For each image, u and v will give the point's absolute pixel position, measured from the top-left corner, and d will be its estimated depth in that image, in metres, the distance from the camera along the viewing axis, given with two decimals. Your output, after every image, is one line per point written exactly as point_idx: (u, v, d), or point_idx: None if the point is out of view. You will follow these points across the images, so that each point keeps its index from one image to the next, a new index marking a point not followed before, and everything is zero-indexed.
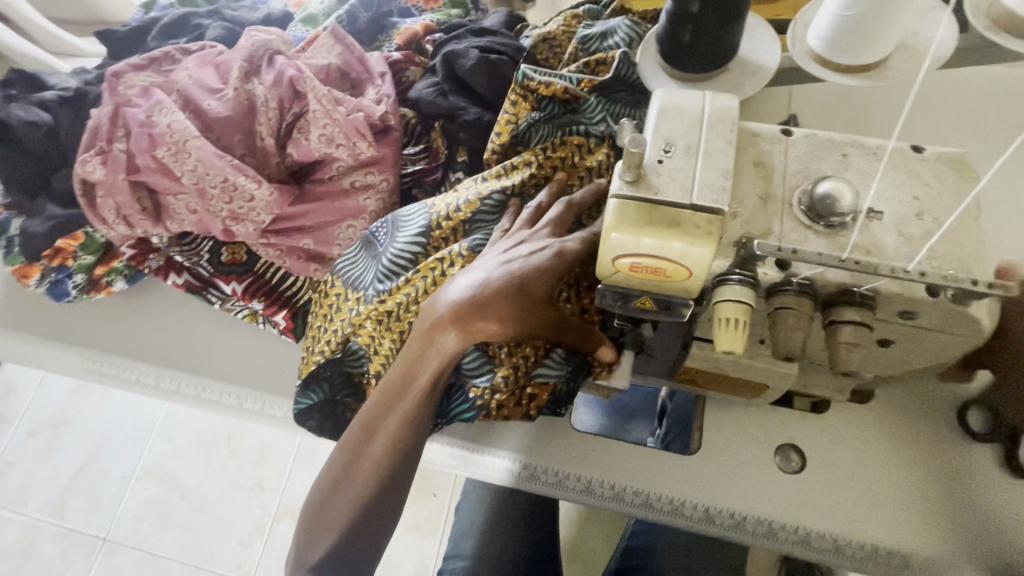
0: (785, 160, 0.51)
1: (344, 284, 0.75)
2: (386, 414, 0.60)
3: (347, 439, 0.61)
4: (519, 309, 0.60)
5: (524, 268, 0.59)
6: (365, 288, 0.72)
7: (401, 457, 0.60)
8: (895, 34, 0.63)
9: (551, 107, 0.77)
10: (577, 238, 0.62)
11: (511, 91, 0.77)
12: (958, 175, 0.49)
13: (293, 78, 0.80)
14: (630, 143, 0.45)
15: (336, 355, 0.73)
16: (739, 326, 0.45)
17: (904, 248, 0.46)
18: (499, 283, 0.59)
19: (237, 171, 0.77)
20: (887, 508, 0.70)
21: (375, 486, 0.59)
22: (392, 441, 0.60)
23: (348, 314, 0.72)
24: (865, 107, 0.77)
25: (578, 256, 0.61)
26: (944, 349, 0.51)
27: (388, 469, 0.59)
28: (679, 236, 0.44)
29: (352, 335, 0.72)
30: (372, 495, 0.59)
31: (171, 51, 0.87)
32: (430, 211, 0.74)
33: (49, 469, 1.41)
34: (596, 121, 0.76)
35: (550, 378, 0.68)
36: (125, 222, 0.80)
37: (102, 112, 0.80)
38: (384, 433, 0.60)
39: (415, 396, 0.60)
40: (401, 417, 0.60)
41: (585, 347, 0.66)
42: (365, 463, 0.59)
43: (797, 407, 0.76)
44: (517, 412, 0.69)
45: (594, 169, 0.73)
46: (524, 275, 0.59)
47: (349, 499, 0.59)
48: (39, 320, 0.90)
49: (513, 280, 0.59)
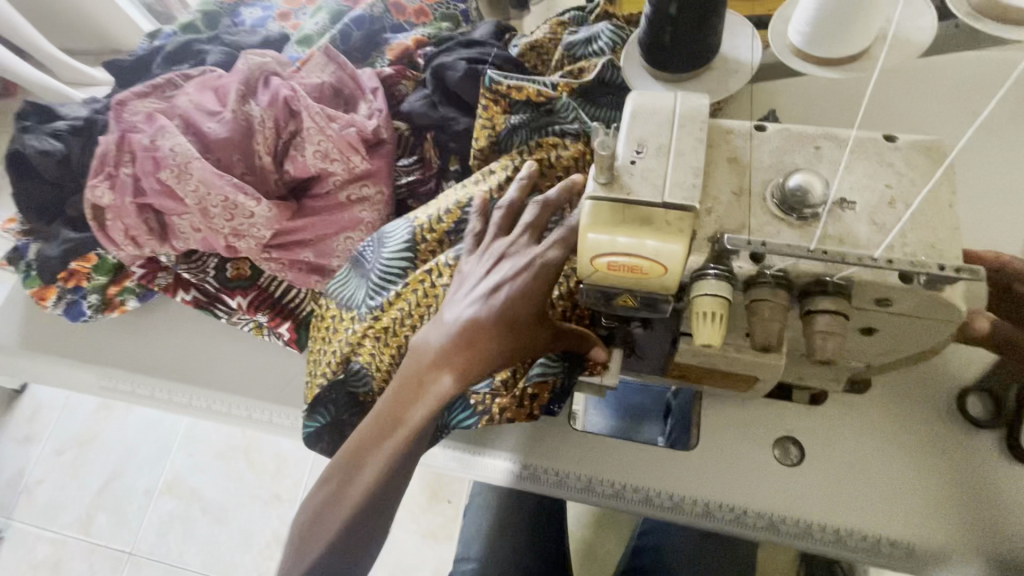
0: (759, 154, 0.51)
1: (338, 305, 0.78)
2: (376, 446, 0.59)
3: (336, 464, 0.60)
4: (510, 340, 0.60)
5: (509, 295, 0.60)
6: (359, 305, 0.75)
7: (390, 483, 0.58)
8: (870, 26, 0.64)
9: (524, 109, 0.79)
10: (555, 242, 0.61)
11: (482, 96, 0.79)
12: (931, 161, 0.49)
13: (287, 98, 0.83)
14: (601, 147, 0.46)
15: (339, 374, 0.75)
16: (716, 319, 0.47)
17: (877, 236, 0.47)
18: (487, 315, 0.59)
19: (236, 190, 0.80)
20: (890, 498, 0.70)
21: (359, 518, 0.57)
22: (380, 471, 0.58)
23: (345, 333, 0.75)
24: (851, 99, 0.77)
25: (560, 264, 0.61)
26: (928, 335, 0.51)
27: (375, 499, 0.58)
28: (652, 234, 0.46)
29: (353, 353, 0.74)
30: (354, 525, 0.57)
31: (172, 78, 0.91)
32: (413, 225, 0.75)
33: (75, 486, 1.46)
34: (571, 120, 0.77)
35: (547, 376, 0.69)
36: (133, 242, 0.84)
37: (109, 139, 0.83)
38: (371, 463, 0.59)
39: (406, 431, 0.59)
40: (391, 449, 0.59)
41: (579, 347, 0.66)
42: (351, 493, 0.58)
43: (797, 400, 0.75)
44: (523, 415, 0.69)
45: (571, 167, 0.76)
46: (511, 302, 0.60)
47: (331, 531, 0.57)
48: (59, 341, 0.94)
49: (499, 310, 0.60)
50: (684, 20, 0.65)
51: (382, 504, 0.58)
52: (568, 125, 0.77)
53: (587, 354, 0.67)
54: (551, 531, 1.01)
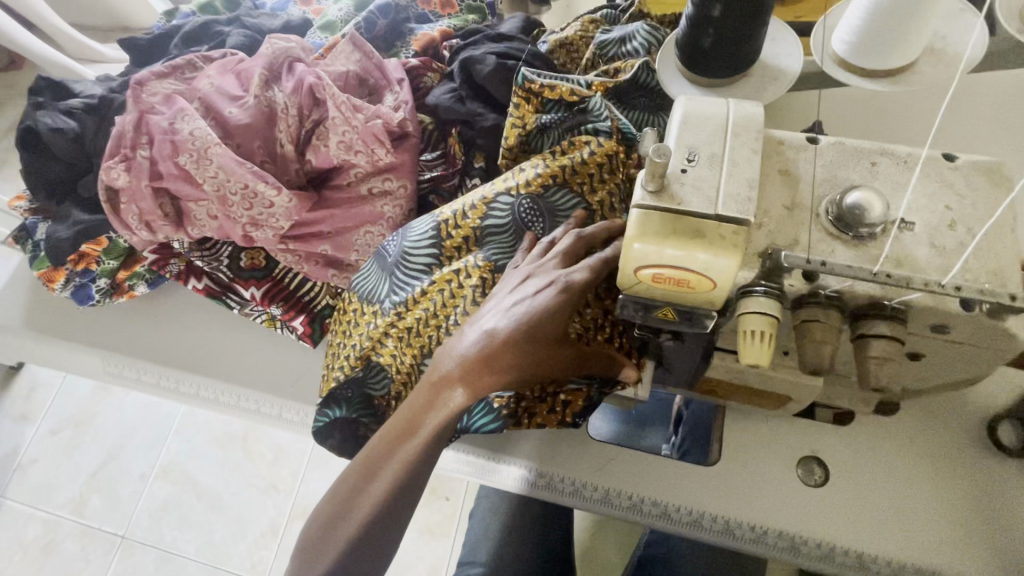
0: (812, 168, 0.49)
1: (360, 299, 0.75)
2: (386, 458, 0.55)
3: (345, 478, 0.56)
4: (532, 356, 0.57)
5: (531, 313, 0.57)
6: (381, 300, 0.72)
7: (398, 505, 0.54)
8: (919, 36, 0.62)
9: (554, 108, 0.77)
10: (585, 268, 0.59)
11: (513, 94, 0.77)
12: (994, 184, 0.47)
13: (312, 86, 0.80)
14: (655, 153, 0.44)
15: (356, 372, 0.72)
16: (764, 339, 0.45)
17: (936, 259, 0.45)
18: (506, 333, 0.56)
19: (257, 178, 0.77)
20: (913, 522, 0.68)
21: (367, 536, 0.53)
22: (391, 490, 0.54)
23: (366, 328, 0.72)
24: (893, 113, 0.75)
25: (586, 286, 0.59)
26: (977, 363, 0.49)
27: (385, 513, 0.53)
28: (704, 248, 0.44)
29: (373, 350, 0.72)
30: (361, 540, 0.53)
31: (192, 59, 0.88)
32: (438, 220, 0.73)
33: (69, 467, 1.44)
34: (604, 117, 0.74)
35: (582, 384, 0.69)
36: (147, 227, 0.82)
37: (127, 120, 0.81)
38: (383, 479, 0.54)
39: (416, 447, 0.55)
40: (401, 465, 0.54)
41: (608, 370, 0.63)
42: (360, 509, 0.53)
43: (820, 419, 0.72)
44: (554, 420, 0.70)
45: (607, 164, 0.72)
46: (534, 320, 0.57)
47: (337, 548, 0.52)
48: (63, 323, 0.92)
49: (521, 327, 0.56)
50: (730, 25, 0.63)
51: (390, 519, 0.54)
52: (601, 123, 0.74)
53: (616, 377, 0.64)
54: (557, 537, 0.98)
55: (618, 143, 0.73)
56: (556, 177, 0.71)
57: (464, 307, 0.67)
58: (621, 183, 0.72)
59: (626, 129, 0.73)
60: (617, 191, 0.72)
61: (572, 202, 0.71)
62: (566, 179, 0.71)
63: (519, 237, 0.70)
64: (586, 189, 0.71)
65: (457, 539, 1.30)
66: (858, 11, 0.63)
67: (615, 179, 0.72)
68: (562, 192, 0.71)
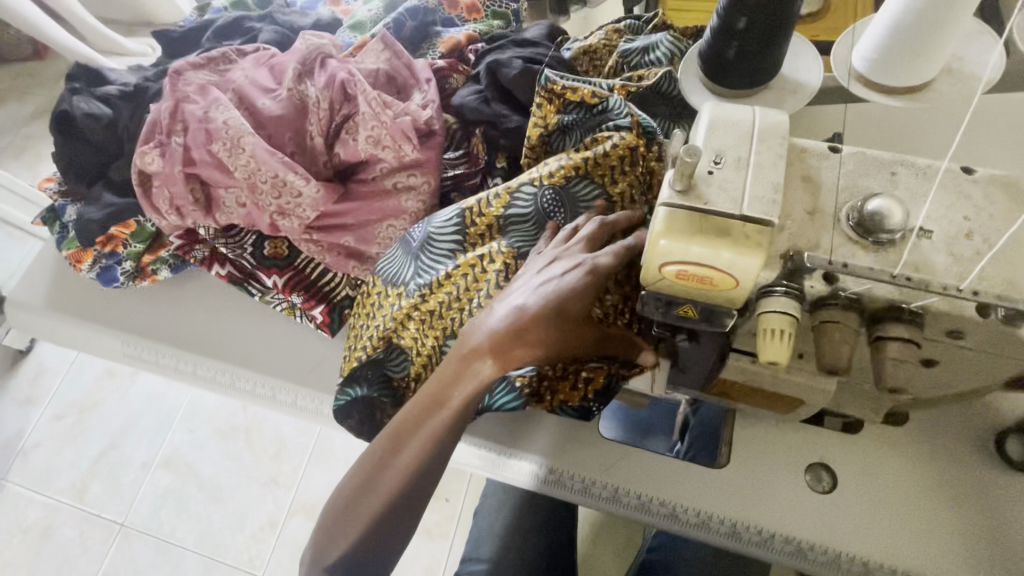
0: (835, 176, 0.51)
1: (383, 283, 0.76)
2: (415, 429, 0.57)
3: (374, 448, 0.58)
4: (559, 333, 0.59)
5: (559, 291, 0.59)
6: (405, 283, 0.74)
7: (427, 474, 0.56)
8: (940, 55, 0.64)
9: (576, 111, 0.78)
10: (611, 252, 0.60)
11: (535, 94, 0.79)
12: (1011, 198, 0.49)
13: (344, 81, 0.83)
14: (684, 153, 0.46)
15: (378, 354, 0.74)
16: (784, 337, 0.46)
17: (954, 267, 0.46)
18: (535, 309, 0.58)
19: (288, 169, 0.80)
20: (920, 530, 0.69)
21: (397, 503, 0.55)
22: (418, 461, 0.56)
23: (389, 310, 0.74)
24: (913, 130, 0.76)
25: (611, 269, 0.60)
26: (987, 370, 0.51)
27: (414, 483, 0.56)
28: (729, 246, 0.45)
29: (396, 332, 0.73)
30: (390, 507, 0.55)
31: (227, 52, 0.91)
32: (462, 208, 0.75)
33: (74, 452, 1.45)
34: (624, 115, 0.75)
35: (601, 364, 0.71)
36: (177, 212, 0.84)
37: (162, 107, 0.83)
38: (411, 449, 0.57)
39: (444, 417, 0.57)
40: (428, 437, 0.57)
41: (629, 353, 0.67)
42: (388, 478, 0.56)
43: (828, 426, 0.74)
44: (575, 396, 0.73)
45: (628, 157, 0.72)
46: (562, 298, 0.59)
47: (369, 513, 0.55)
48: (84, 304, 0.94)
49: (549, 305, 0.58)
50: (755, 36, 0.65)
51: (416, 490, 0.56)
52: (621, 120, 0.75)
53: (635, 359, 0.67)
54: (560, 537, 0.99)
55: (639, 137, 0.73)
56: (578, 169, 0.72)
57: (487, 290, 0.69)
58: (643, 176, 0.73)
59: (646, 123, 0.73)
60: (638, 184, 0.73)
61: (593, 193, 0.73)
62: (589, 171, 0.73)
63: (542, 226, 0.72)
64: (608, 180, 0.73)
65: (457, 540, 1.30)
66: (879, 28, 0.65)
67: (636, 172, 0.73)
68: (584, 183, 0.73)
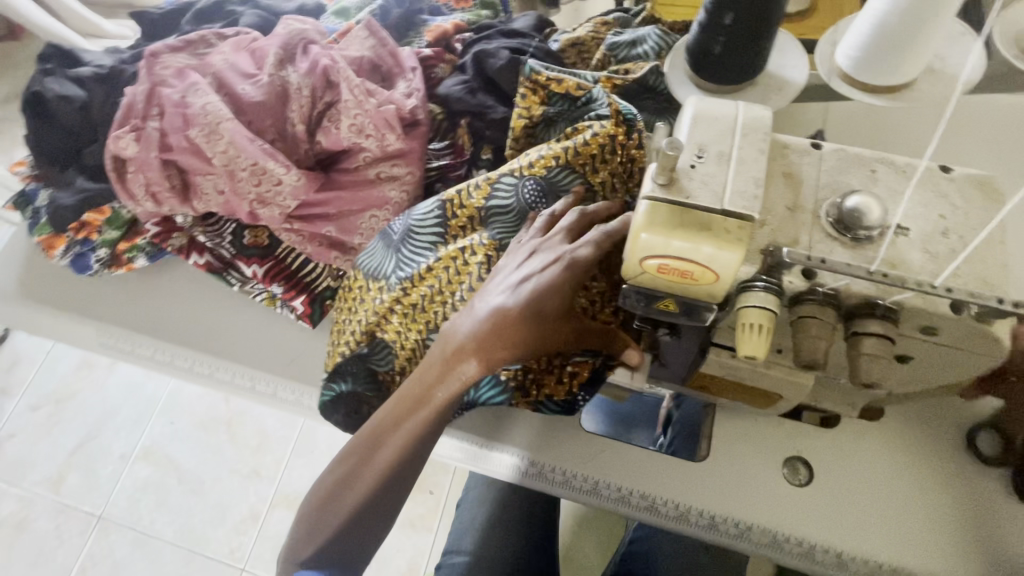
0: (815, 172, 0.51)
1: (365, 277, 0.76)
2: (395, 427, 0.57)
3: (354, 444, 0.58)
4: (538, 331, 0.59)
5: (541, 289, 0.58)
6: (387, 276, 0.73)
7: (404, 472, 0.57)
8: (921, 54, 0.65)
9: (561, 102, 0.77)
10: (591, 244, 0.60)
11: (520, 85, 0.78)
12: (986, 197, 0.49)
13: (326, 68, 0.81)
14: (667, 146, 0.45)
15: (361, 348, 0.73)
16: (762, 332, 0.46)
17: (930, 265, 0.47)
18: (517, 308, 0.58)
19: (267, 156, 0.78)
20: (893, 523, 0.70)
21: (375, 500, 0.56)
22: (397, 456, 0.56)
23: (372, 303, 0.73)
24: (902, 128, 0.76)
25: (590, 261, 0.59)
26: (958, 368, 0.52)
27: (392, 480, 0.56)
28: (709, 241, 0.45)
29: (379, 326, 0.72)
30: (368, 503, 0.56)
31: (207, 35, 0.88)
32: (443, 199, 0.74)
33: (49, 443, 1.42)
34: (604, 104, 0.73)
35: (588, 358, 0.71)
36: (152, 199, 0.82)
37: (138, 90, 0.81)
38: (391, 446, 0.57)
39: (425, 416, 0.57)
40: (409, 433, 0.57)
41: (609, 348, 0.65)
42: (367, 475, 0.56)
43: (809, 420, 0.75)
44: (560, 391, 0.72)
45: (609, 145, 0.70)
46: (542, 296, 0.58)
47: (347, 506, 0.56)
48: (58, 292, 0.92)
49: (529, 303, 0.58)
50: (740, 31, 0.65)
51: (395, 484, 0.56)
52: (601, 110, 0.73)
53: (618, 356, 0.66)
54: (543, 530, 0.99)
55: (619, 125, 0.71)
56: (558, 159, 0.71)
57: (469, 283, 0.68)
58: (624, 164, 0.72)
59: (627, 113, 0.71)
60: (619, 172, 0.72)
61: (574, 184, 0.71)
62: (569, 160, 0.71)
63: (523, 217, 0.71)
64: (589, 169, 0.72)
65: (440, 533, 1.30)
66: (863, 26, 0.65)
67: (618, 161, 0.71)
68: (565, 173, 0.72)
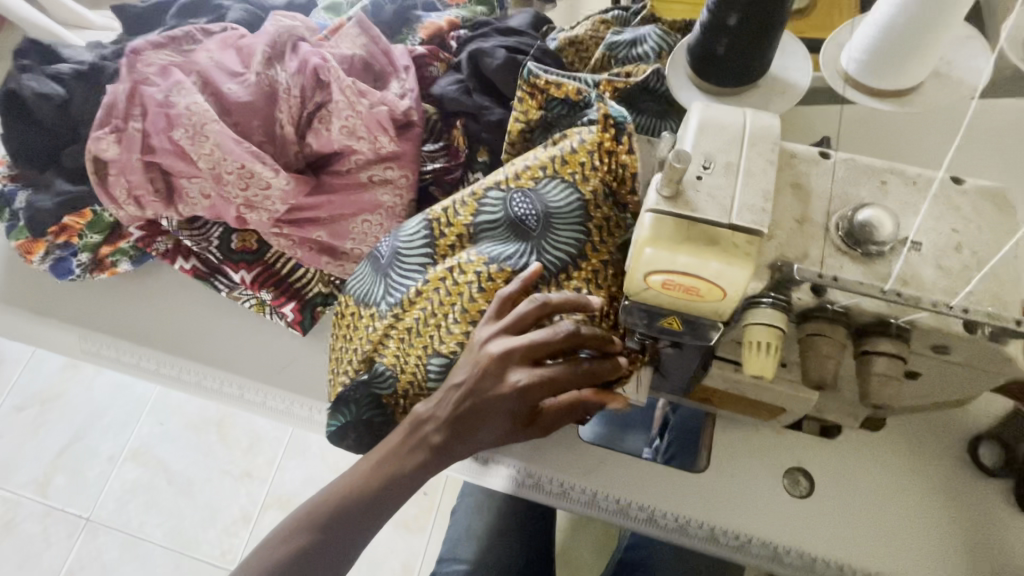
0: (823, 183, 0.49)
1: (356, 302, 0.74)
2: (350, 496, 0.59)
3: (310, 507, 0.60)
4: (479, 434, 0.60)
5: (482, 401, 0.59)
6: (377, 302, 0.71)
7: (338, 543, 0.58)
8: (928, 60, 0.63)
9: (559, 107, 0.75)
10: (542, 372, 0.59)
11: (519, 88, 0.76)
12: (999, 210, 0.48)
13: (317, 67, 0.79)
14: (674, 158, 0.43)
15: (362, 375, 0.70)
16: (770, 351, 0.45)
17: (942, 281, 0.45)
18: (458, 416, 0.60)
19: (255, 159, 0.76)
20: (894, 535, 0.69)
21: (305, 561, 0.57)
22: (338, 531, 0.58)
23: (366, 330, 0.71)
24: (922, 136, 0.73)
25: (537, 383, 0.58)
26: (971, 385, 0.50)
27: (327, 545, 0.58)
28: (717, 256, 0.43)
29: (376, 353, 0.70)
30: (300, 559, 0.57)
31: (192, 31, 0.85)
32: (429, 218, 0.71)
33: (35, 446, 1.39)
34: (595, 108, 0.72)
35: None
36: (136, 202, 0.80)
37: (120, 89, 0.78)
38: (340, 511, 0.59)
39: (370, 494, 0.59)
40: (357, 500, 0.59)
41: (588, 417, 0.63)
42: (308, 535, 0.58)
43: (807, 431, 0.75)
44: None
45: (594, 152, 0.68)
46: (484, 407, 0.59)
47: (280, 558, 0.57)
48: (39, 295, 0.89)
49: (469, 412, 0.60)
50: (742, 36, 0.63)
51: (342, 553, 0.58)
52: (593, 115, 0.72)
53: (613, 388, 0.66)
54: (540, 536, 0.98)
55: (606, 130, 0.69)
56: (545, 169, 0.69)
57: (461, 305, 0.66)
58: (613, 170, 0.68)
59: (618, 116, 0.69)
60: (610, 178, 0.68)
61: (565, 194, 0.68)
62: (557, 169, 0.69)
63: (513, 230, 0.68)
64: (578, 176, 0.68)
65: (434, 535, 1.29)
66: (870, 29, 0.63)
67: (609, 167, 0.68)
68: (554, 183, 0.68)
